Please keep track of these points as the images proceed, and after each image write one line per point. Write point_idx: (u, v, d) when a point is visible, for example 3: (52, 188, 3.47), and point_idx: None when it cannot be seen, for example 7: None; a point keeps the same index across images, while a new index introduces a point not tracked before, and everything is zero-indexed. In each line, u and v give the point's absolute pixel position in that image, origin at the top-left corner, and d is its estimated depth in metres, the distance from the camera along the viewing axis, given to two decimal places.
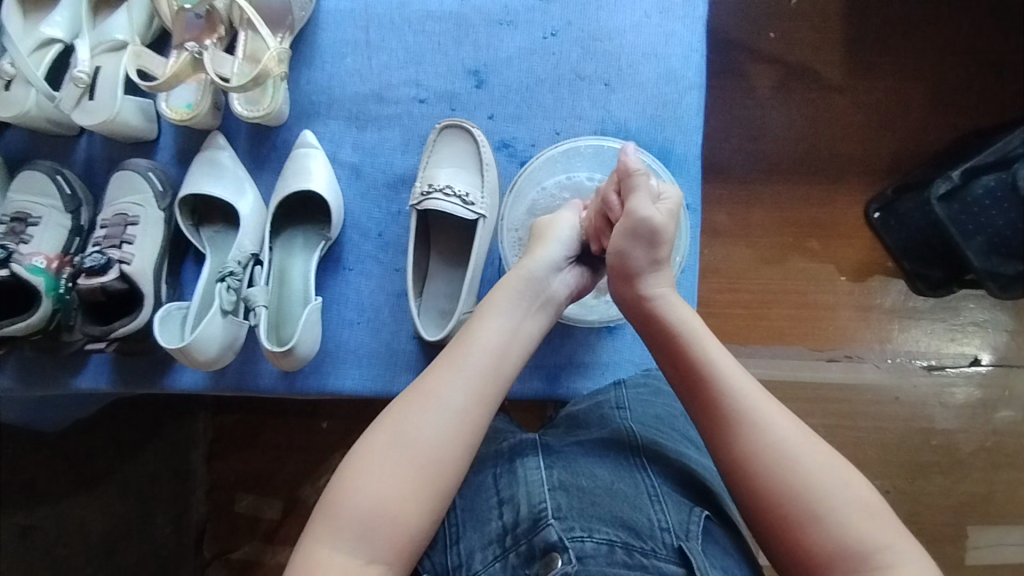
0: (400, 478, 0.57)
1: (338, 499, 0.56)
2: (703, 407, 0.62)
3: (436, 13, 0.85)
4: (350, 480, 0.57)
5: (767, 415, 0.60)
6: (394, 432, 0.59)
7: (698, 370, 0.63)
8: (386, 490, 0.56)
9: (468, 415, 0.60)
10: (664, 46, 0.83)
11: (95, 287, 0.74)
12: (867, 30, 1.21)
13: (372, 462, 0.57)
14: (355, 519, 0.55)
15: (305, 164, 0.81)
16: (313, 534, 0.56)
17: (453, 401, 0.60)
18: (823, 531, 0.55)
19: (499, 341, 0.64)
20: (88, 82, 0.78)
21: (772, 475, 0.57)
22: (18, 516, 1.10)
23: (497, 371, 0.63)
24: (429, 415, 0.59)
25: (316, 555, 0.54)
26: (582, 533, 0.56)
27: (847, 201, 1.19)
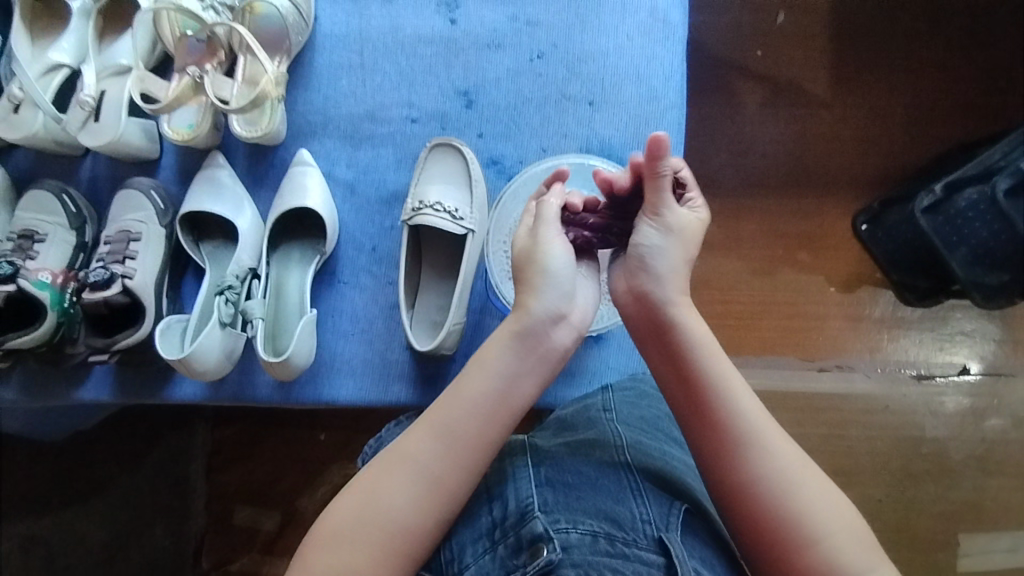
0: (370, 540, 0.57)
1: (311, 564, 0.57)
2: (712, 427, 0.60)
3: (428, 37, 0.89)
4: (323, 547, 0.58)
5: (778, 443, 0.59)
6: (367, 499, 0.59)
7: (707, 386, 0.62)
8: (357, 562, 0.57)
9: (442, 484, 0.60)
10: (646, 66, 0.86)
11: (98, 301, 0.77)
12: (850, 48, 1.25)
13: (343, 532, 0.58)
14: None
15: (302, 181, 0.84)
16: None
17: (427, 467, 0.60)
18: (818, 558, 0.55)
19: (481, 407, 0.62)
20: (93, 105, 0.81)
21: (772, 500, 0.57)
22: (21, 526, 1.12)
23: (480, 437, 0.61)
24: (404, 482, 0.59)
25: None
26: (567, 525, 0.59)
27: (835, 213, 1.23)
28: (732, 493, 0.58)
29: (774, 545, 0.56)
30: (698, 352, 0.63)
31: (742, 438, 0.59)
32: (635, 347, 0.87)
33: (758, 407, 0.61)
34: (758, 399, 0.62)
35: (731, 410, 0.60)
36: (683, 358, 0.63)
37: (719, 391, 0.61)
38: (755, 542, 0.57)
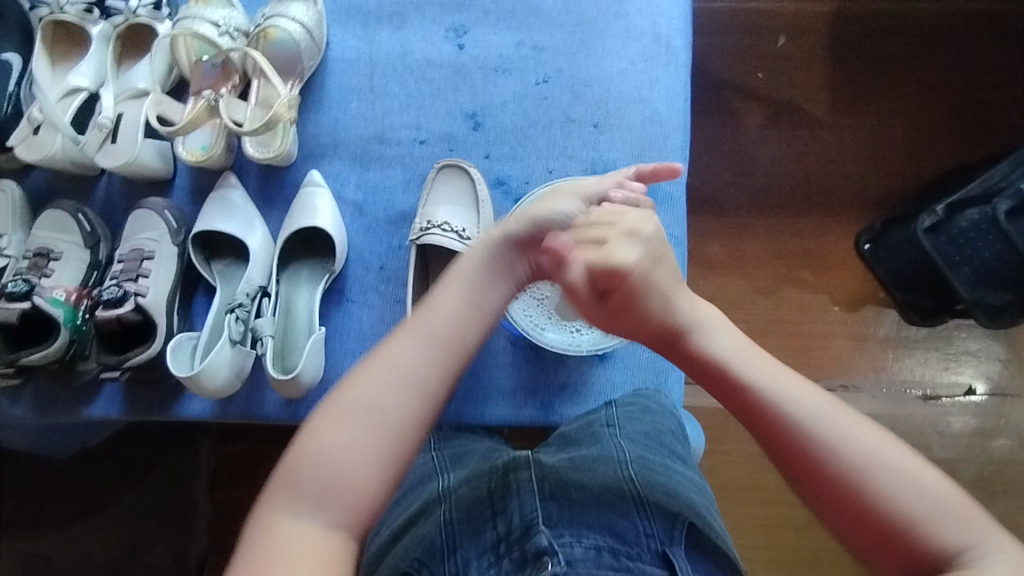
0: (356, 439, 0.57)
1: (292, 468, 0.56)
2: (769, 425, 0.60)
3: (437, 61, 0.91)
4: (306, 450, 0.57)
5: (836, 417, 0.59)
6: (349, 400, 0.58)
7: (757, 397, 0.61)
8: (340, 460, 0.56)
9: (422, 379, 0.60)
10: (650, 90, 0.88)
11: (111, 318, 0.78)
12: (850, 71, 1.27)
13: (325, 432, 0.57)
14: (316, 481, 0.55)
15: (312, 202, 0.86)
16: (264, 509, 0.55)
17: (409, 369, 0.60)
18: (921, 541, 0.54)
19: (458, 305, 0.64)
20: (110, 127, 0.84)
21: (860, 495, 0.55)
22: (25, 542, 1.12)
23: (459, 341, 0.62)
24: (382, 378, 0.59)
25: (269, 533, 0.54)
26: (571, 539, 0.59)
27: (837, 233, 1.24)
28: (812, 483, 0.57)
29: (872, 523, 0.55)
30: (730, 354, 0.64)
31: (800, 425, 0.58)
32: (639, 365, 0.87)
33: (815, 400, 0.60)
34: (812, 389, 0.61)
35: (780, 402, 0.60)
36: (719, 362, 0.64)
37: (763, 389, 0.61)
38: (851, 525, 0.56)
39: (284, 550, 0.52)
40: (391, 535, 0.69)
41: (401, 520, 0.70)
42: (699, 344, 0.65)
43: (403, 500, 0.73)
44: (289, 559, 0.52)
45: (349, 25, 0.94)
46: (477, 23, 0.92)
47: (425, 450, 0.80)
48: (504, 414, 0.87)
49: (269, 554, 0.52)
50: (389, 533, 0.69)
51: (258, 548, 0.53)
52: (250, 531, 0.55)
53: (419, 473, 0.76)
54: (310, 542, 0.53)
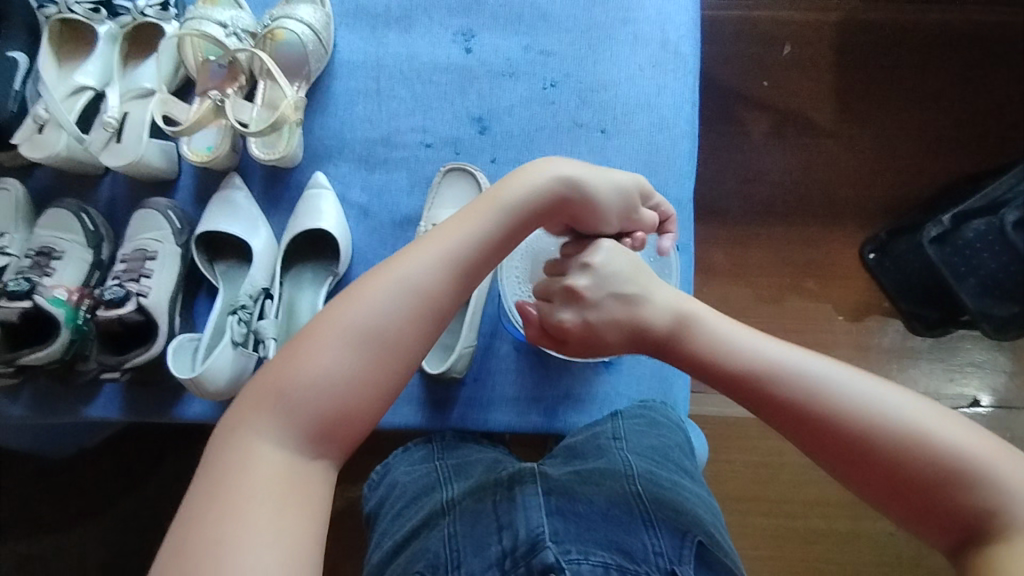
0: (349, 352, 0.54)
1: (277, 379, 0.54)
2: (779, 404, 0.59)
3: (444, 65, 0.91)
4: (295, 361, 0.54)
5: (845, 378, 0.58)
6: (353, 311, 0.56)
7: (762, 371, 0.60)
8: (330, 375, 0.54)
9: (428, 300, 0.58)
10: (657, 96, 0.88)
11: (112, 318, 0.77)
12: (857, 80, 1.27)
13: (318, 343, 0.54)
14: (304, 391, 0.53)
15: (316, 204, 0.85)
16: (241, 421, 0.53)
17: (418, 286, 0.58)
18: (968, 487, 0.52)
19: (483, 233, 0.62)
20: (116, 127, 0.83)
21: (893, 449, 0.54)
22: (21, 544, 1.11)
23: (469, 266, 0.61)
24: (386, 292, 0.57)
25: (245, 446, 0.52)
26: (579, 556, 0.57)
27: (842, 242, 1.23)
28: (837, 450, 0.56)
29: (906, 480, 0.54)
30: (728, 339, 0.64)
31: (812, 396, 0.57)
32: (644, 373, 0.86)
33: (822, 364, 0.59)
34: (813, 353, 0.61)
35: (786, 377, 0.59)
36: (717, 347, 0.63)
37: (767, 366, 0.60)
38: (884, 487, 0.55)
39: (261, 466, 0.51)
40: (393, 547, 0.68)
41: (405, 530, 0.69)
42: (694, 332, 0.65)
43: (406, 511, 0.72)
44: (267, 477, 0.50)
45: (356, 28, 0.93)
46: (485, 27, 0.91)
47: (429, 460, 0.79)
48: (507, 420, 0.86)
49: (245, 470, 0.50)
50: (391, 544, 0.68)
51: (232, 463, 0.51)
52: (223, 444, 0.52)
53: (422, 484, 0.75)
54: (290, 460, 0.52)
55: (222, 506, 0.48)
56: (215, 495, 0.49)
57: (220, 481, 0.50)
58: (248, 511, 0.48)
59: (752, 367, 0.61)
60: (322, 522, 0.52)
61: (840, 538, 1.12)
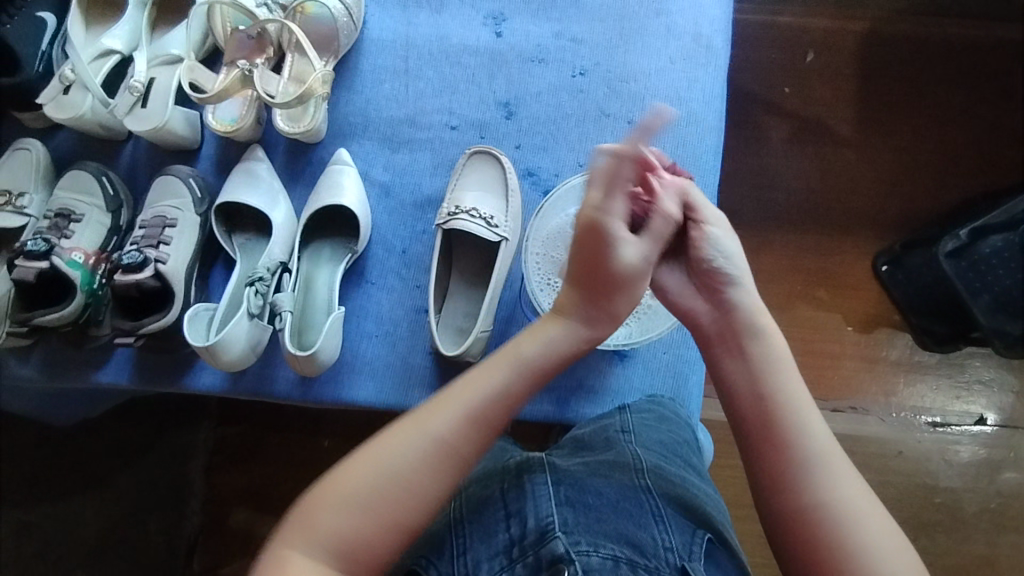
0: (379, 496, 0.53)
1: (307, 509, 0.53)
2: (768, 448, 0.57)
3: (473, 47, 0.90)
4: (324, 496, 0.53)
5: (844, 474, 0.55)
6: (392, 454, 0.54)
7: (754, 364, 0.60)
8: (358, 520, 0.52)
9: (452, 448, 0.55)
10: (686, 90, 0.87)
11: (130, 284, 0.76)
12: (881, 90, 1.26)
13: (348, 484, 0.53)
14: (336, 524, 0.52)
15: (338, 179, 0.84)
16: (279, 541, 0.52)
17: (455, 437, 0.55)
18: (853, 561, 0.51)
19: (522, 386, 0.58)
20: (142, 91, 0.82)
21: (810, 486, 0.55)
22: (17, 511, 1.11)
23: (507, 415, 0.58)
24: (429, 442, 0.55)
25: (284, 560, 0.50)
26: (588, 547, 0.56)
27: (857, 253, 1.22)
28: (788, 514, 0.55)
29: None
30: (767, 366, 0.60)
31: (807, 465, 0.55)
32: (658, 367, 0.86)
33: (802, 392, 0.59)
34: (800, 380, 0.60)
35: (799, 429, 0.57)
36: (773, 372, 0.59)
37: (787, 417, 0.58)
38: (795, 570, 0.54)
39: None
40: None
41: None
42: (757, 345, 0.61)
43: None
44: None
45: (386, 6, 0.93)
46: (516, 12, 0.91)
47: None
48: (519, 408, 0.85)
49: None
50: None
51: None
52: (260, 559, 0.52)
53: None
54: None
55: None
56: None
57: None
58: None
59: (766, 400, 0.58)
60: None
61: None
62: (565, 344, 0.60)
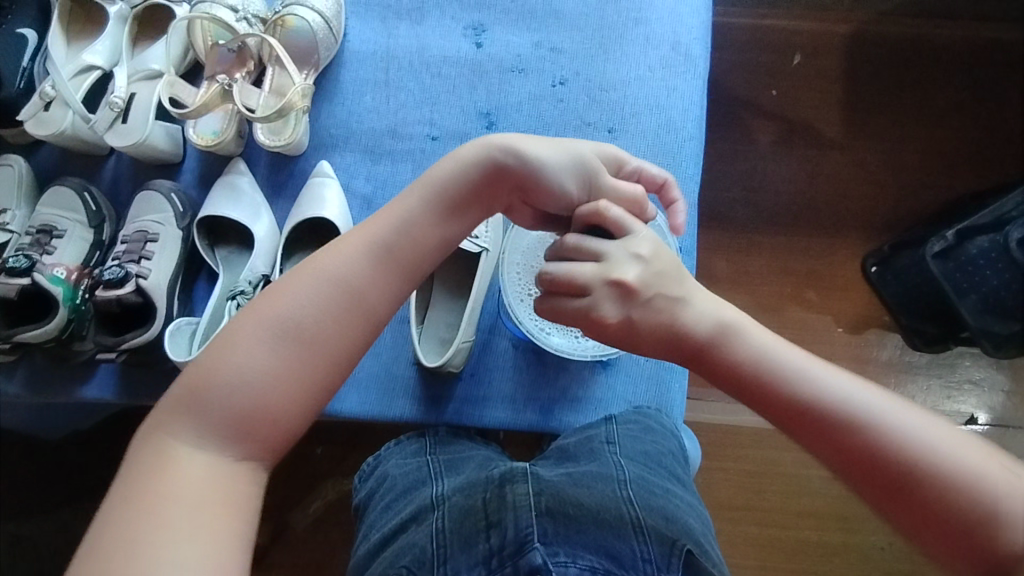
0: (265, 345, 0.55)
1: (195, 385, 0.54)
2: (796, 422, 0.55)
3: (453, 58, 0.91)
4: (211, 360, 0.55)
5: (880, 399, 0.53)
6: (273, 309, 0.56)
7: (772, 373, 0.56)
8: (241, 373, 0.54)
9: (347, 288, 0.58)
10: (666, 98, 0.87)
11: (110, 299, 0.77)
12: (866, 92, 1.26)
13: (232, 345, 0.55)
14: (223, 384, 0.54)
15: (320, 192, 0.85)
16: (158, 420, 0.54)
17: (336, 275, 0.58)
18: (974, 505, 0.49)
19: (398, 228, 0.61)
20: (122, 107, 0.83)
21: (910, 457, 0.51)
22: (9, 523, 1.11)
23: (391, 252, 0.60)
24: (309, 286, 0.57)
25: (167, 440, 0.52)
26: (567, 559, 0.56)
27: (845, 255, 1.23)
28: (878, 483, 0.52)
29: (946, 526, 0.50)
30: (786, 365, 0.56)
31: (857, 424, 0.52)
32: (641, 376, 0.86)
33: (832, 375, 0.55)
34: (818, 363, 0.56)
35: (822, 402, 0.54)
36: (762, 361, 0.56)
37: (805, 386, 0.55)
38: (921, 536, 0.51)
39: (181, 461, 0.51)
40: (380, 539, 0.67)
41: (393, 523, 0.68)
42: (732, 345, 0.57)
43: (395, 504, 0.71)
44: (186, 469, 0.51)
45: (367, 18, 0.94)
46: (495, 22, 0.91)
47: (420, 454, 0.79)
48: (502, 418, 0.86)
49: (166, 474, 0.51)
50: (379, 536, 0.67)
51: (150, 468, 0.51)
52: (144, 447, 0.53)
53: (413, 477, 0.74)
54: (212, 452, 0.52)
55: (142, 502, 0.48)
56: (135, 488, 0.50)
57: (140, 480, 0.50)
58: (163, 512, 0.48)
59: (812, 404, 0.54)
60: (253, 518, 0.52)
61: (830, 550, 1.11)
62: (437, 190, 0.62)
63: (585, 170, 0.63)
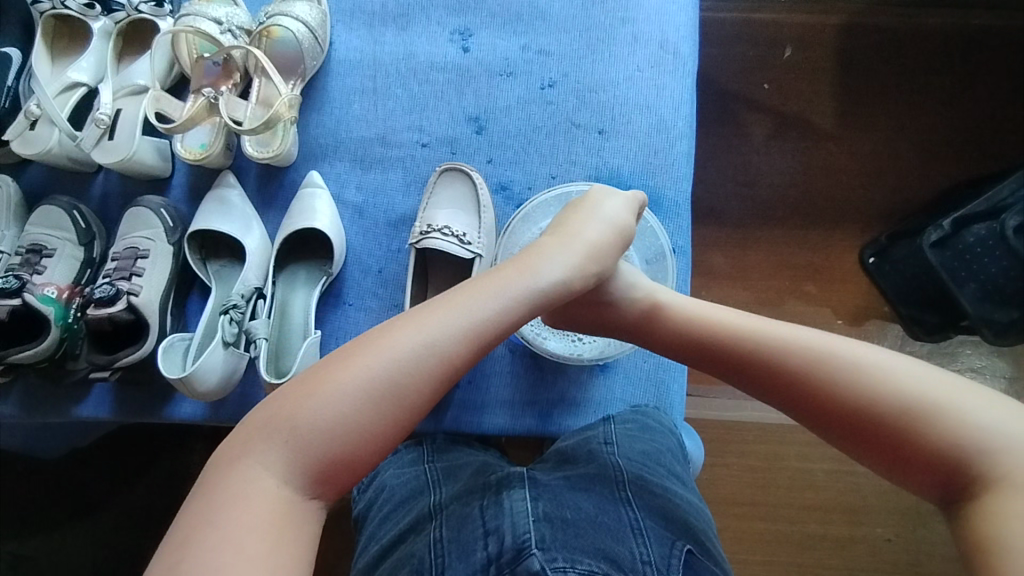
0: (359, 399, 0.52)
1: (283, 420, 0.51)
2: (730, 370, 0.63)
3: (440, 64, 0.90)
4: (303, 396, 0.52)
5: (807, 337, 0.60)
6: (368, 363, 0.53)
7: (697, 329, 0.65)
8: (332, 421, 0.51)
9: (447, 363, 0.55)
10: (654, 97, 0.87)
11: (102, 318, 0.75)
12: (858, 83, 1.26)
13: (327, 385, 0.52)
14: (313, 429, 0.51)
15: (311, 203, 0.84)
16: (238, 452, 0.51)
17: (438, 346, 0.54)
18: (890, 399, 0.54)
19: (494, 316, 0.57)
20: (109, 123, 0.83)
21: (827, 372, 0.57)
22: (12, 544, 1.10)
23: (485, 338, 0.56)
24: (408, 348, 0.54)
25: (245, 476, 0.50)
26: (565, 564, 0.53)
27: (843, 247, 1.22)
28: (808, 414, 0.58)
29: (878, 443, 0.54)
30: (711, 318, 0.65)
31: (779, 366, 0.59)
32: (638, 376, 0.86)
33: (747, 319, 0.64)
34: (739, 313, 0.65)
35: (747, 355, 0.61)
36: (692, 328, 0.65)
37: (730, 334, 0.63)
38: (859, 452, 0.56)
39: (258, 502, 0.49)
40: (380, 551, 0.66)
41: (392, 533, 0.67)
42: (666, 318, 0.67)
43: (394, 514, 0.70)
44: (263, 511, 0.48)
45: (353, 26, 0.93)
46: (482, 26, 0.91)
47: (417, 463, 0.78)
48: (501, 424, 0.85)
49: (244, 504, 0.48)
50: (378, 549, 0.66)
51: (229, 496, 0.49)
52: (222, 472, 0.50)
53: (412, 487, 0.73)
54: (288, 498, 0.50)
55: (222, 532, 0.46)
56: (209, 522, 0.47)
57: (217, 506, 0.48)
58: (243, 547, 0.46)
59: (736, 347, 0.62)
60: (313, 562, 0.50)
61: (836, 543, 1.11)
62: (533, 279, 0.60)
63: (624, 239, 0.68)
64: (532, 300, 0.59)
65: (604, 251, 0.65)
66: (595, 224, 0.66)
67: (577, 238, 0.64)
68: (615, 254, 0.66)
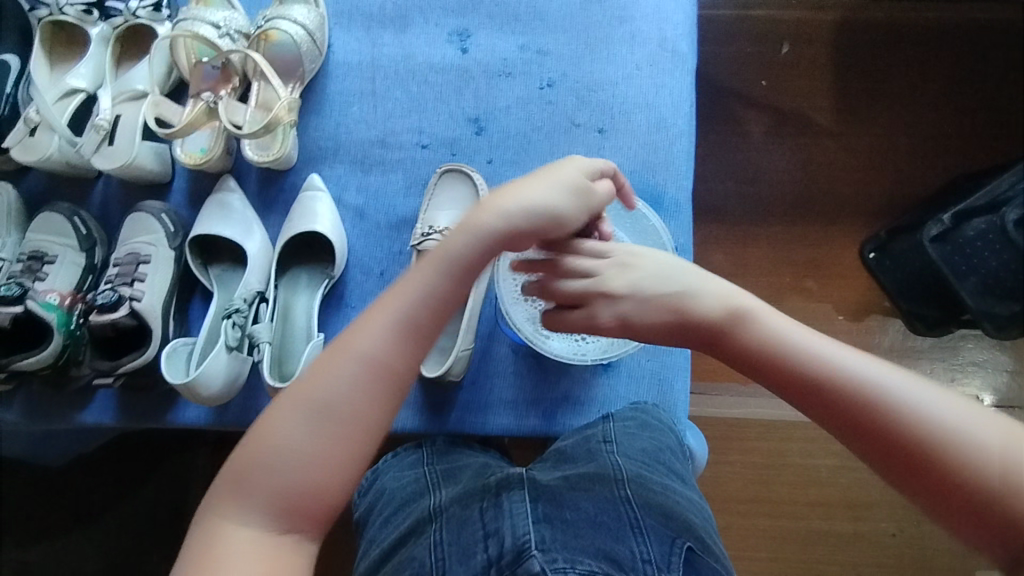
0: (308, 430, 0.54)
1: (242, 467, 0.54)
2: (803, 393, 0.57)
3: (439, 65, 0.90)
4: (257, 446, 0.54)
5: (894, 378, 0.55)
6: (309, 395, 0.55)
7: (774, 349, 0.59)
8: (292, 460, 0.54)
9: (378, 370, 0.55)
10: (653, 95, 0.87)
11: (105, 323, 0.76)
12: (857, 79, 1.26)
13: (278, 429, 0.54)
14: (274, 472, 0.54)
15: (312, 206, 0.84)
16: (212, 509, 0.54)
17: (371, 358, 0.55)
18: (969, 463, 0.51)
19: (420, 305, 0.57)
20: (108, 129, 0.83)
21: (912, 422, 0.53)
22: (16, 551, 1.10)
23: (413, 335, 0.57)
24: (344, 372, 0.55)
25: (224, 530, 0.53)
26: (565, 565, 0.54)
27: (843, 243, 1.22)
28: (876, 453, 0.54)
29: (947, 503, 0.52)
30: (793, 339, 0.59)
31: (853, 403, 0.55)
32: (640, 374, 0.86)
33: (831, 345, 0.58)
34: (821, 336, 0.59)
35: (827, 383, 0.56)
36: (769, 347, 0.59)
37: (811, 360, 0.57)
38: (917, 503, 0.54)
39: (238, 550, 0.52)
40: (381, 554, 0.66)
41: (393, 536, 0.67)
42: (741, 331, 0.60)
43: (395, 517, 0.70)
44: (247, 558, 0.52)
45: (352, 28, 0.93)
46: (480, 27, 0.91)
47: (417, 465, 0.78)
48: (505, 424, 0.85)
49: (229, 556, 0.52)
50: (379, 552, 0.66)
51: (209, 546, 0.53)
52: (203, 530, 0.54)
53: (412, 488, 0.73)
54: (267, 537, 0.53)
55: None
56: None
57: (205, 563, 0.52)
58: None
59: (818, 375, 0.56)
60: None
61: (840, 538, 1.11)
62: (458, 251, 0.58)
63: (579, 201, 0.60)
64: (457, 271, 0.58)
65: (551, 217, 0.58)
66: (544, 188, 0.58)
67: (519, 200, 0.58)
68: (563, 212, 0.59)
